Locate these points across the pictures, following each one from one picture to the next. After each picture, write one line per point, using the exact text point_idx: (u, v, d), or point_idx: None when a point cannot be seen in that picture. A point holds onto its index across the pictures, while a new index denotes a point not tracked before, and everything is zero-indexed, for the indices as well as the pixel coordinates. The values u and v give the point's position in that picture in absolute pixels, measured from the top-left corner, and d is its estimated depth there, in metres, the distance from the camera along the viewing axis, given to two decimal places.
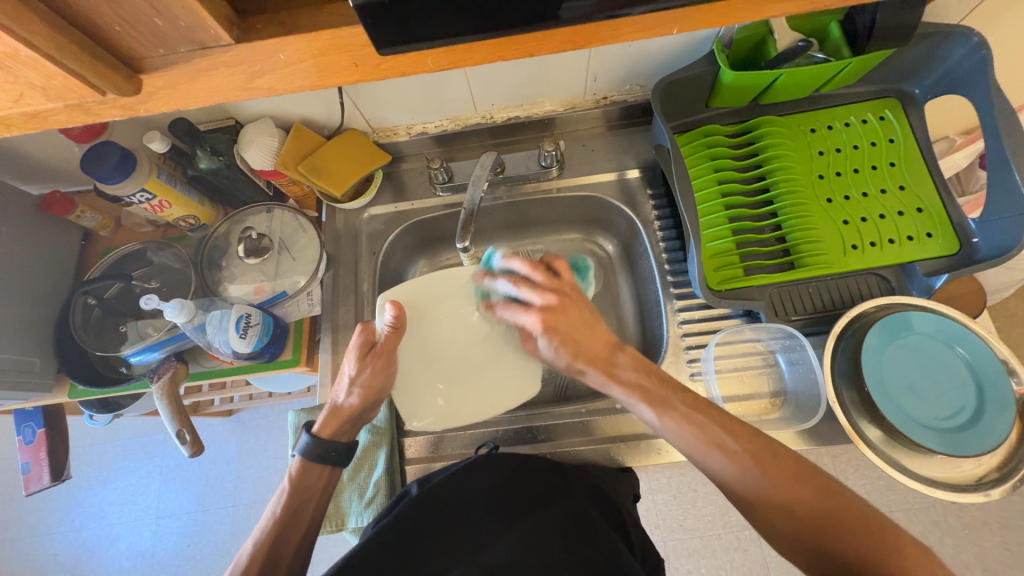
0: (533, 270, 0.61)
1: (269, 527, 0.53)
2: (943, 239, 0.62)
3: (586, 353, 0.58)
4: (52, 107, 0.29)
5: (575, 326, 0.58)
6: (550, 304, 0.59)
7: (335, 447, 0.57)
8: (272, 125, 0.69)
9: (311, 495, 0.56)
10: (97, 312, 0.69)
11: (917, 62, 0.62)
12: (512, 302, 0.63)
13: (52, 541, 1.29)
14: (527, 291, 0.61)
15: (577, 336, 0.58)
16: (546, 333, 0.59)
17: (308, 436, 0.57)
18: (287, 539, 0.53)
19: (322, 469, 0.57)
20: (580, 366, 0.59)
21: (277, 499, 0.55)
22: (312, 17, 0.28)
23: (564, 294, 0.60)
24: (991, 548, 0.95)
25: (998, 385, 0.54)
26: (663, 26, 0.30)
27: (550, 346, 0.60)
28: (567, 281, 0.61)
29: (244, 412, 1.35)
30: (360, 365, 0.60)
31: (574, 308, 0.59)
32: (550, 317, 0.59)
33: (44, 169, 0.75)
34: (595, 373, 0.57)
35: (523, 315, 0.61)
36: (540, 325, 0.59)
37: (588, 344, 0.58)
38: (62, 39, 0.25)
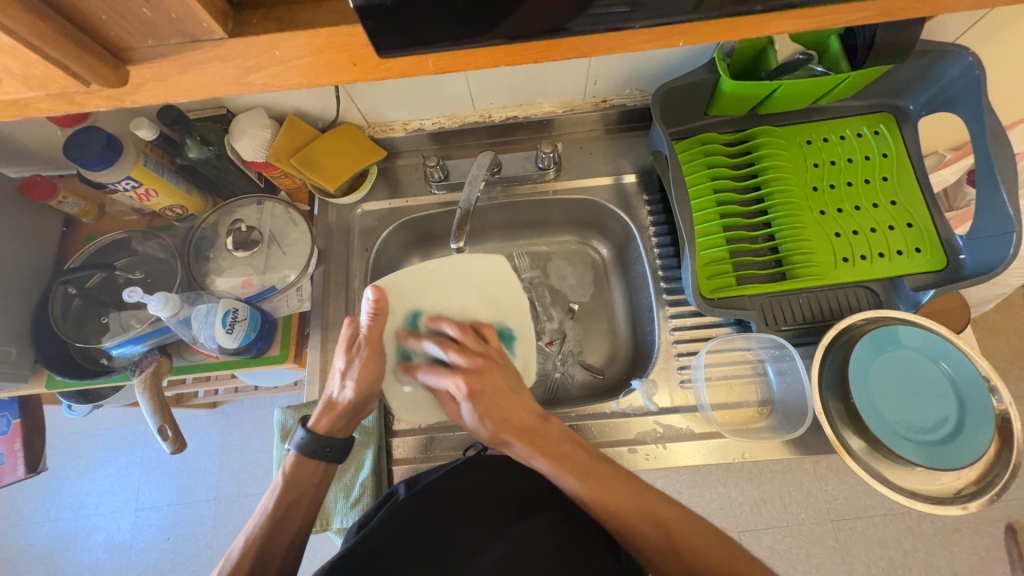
0: (462, 337, 0.61)
1: (261, 523, 0.53)
2: (931, 254, 0.63)
3: (512, 422, 0.56)
4: (33, 96, 0.28)
5: (500, 393, 0.57)
6: (472, 368, 0.58)
7: (330, 444, 0.56)
8: (265, 117, 0.67)
9: (304, 492, 0.56)
10: (77, 302, 0.67)
11: (912, 78, 0.63)
12: (436, 367, 0.59)
13: (26, 531, 1.26)
14: (453, 353, 0.59)
15: (502, 405, 0.56)
16: (470, 400, 0.56)
17: (301, 432, 0.57)
18: (278, 538, 0.53)
19: (316, 464, 0.56)
20: (505, 437, 0.56)
21: (269, 494, 0.55)
22: (311, 12, 0.27)
23: (490, 359, 0.59)
24: (961, 553, 0.97)
25: (979, 400, 0.54)
26: (669, 38, 0.29)
27: (472, 414, 0.56)
28: (492, 350, 0.61)
29: (228, 405, 1.33)
30: (349, 355, 0.60)
31: (499, 373, 0.59)
32: (475, 381, 0.57)
33: (24, 152, 0.73)
34: (520, 446, 0.55)
35: (448, 381, 0.58)
36: (464, 390, 0.56)
37: (511, 412, 0.56)
38: (46, 27, 0.24)
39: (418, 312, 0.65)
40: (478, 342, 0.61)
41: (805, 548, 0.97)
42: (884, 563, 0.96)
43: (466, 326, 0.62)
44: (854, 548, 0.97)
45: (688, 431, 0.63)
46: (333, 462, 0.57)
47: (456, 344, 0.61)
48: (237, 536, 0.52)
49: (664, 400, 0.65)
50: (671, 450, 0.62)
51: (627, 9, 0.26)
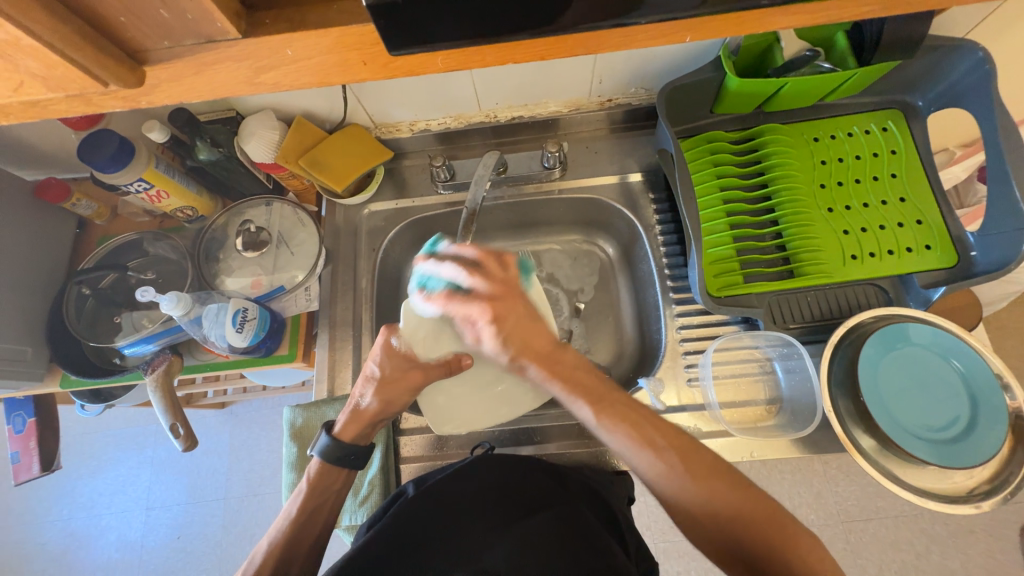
0: (483, 259, 0.59)
1: (285, 528, 0.54)
2: (941, 251, 0.62)
3: (533, 348, 0.57)
4: (52, 98, 0.28)
5: (521, 320, 0.57)
6: (495, 294, 0.58)
7: (355, 450, 0.57)
8: (274, 118, 0.68)
9: (326, 499, 0.56)
10: (91, 302, 0.68)
11: (921, 73, 0.63)
12: (456, 295, 0.58)
13: (40, 530, 1.28)
14: (474, 279, 0.58)
15: (523, 331, 0.57)
16: (492, 323, 0.57)
17: (326, 438, 0.57)
18: (301, 541, 0.54)
19: (341, 471, 0.57)
20: (523, 361, 0.57)
21: (293, 500, 0.56)
22: (321, 13, 0.28)
23: (509, 288, 0.58)
24: (976, 556, 0.96)
25: (992, 399, 0.54)
26: (676, 33, 0.30)
27: (495, 338, 0.57)
28: (512, 276, 0.59)
29: (237, 405, 1.34)
30: (387, 366, 0.59)
31: (519, 301, 0.58)
32: (500, 306, 0.57)
33: (40, 156, 0.74)
34: (537, 369, 0.56)
35: (472, 308, 0.57)
36: (488, 315, 0.57)
37: (533, 338, 0.57)
38: (64, 27, 0.24)
39: (438, 238, 0.61)
40: (500, 266, 0.59)
41: None
42: (896, 565, 0.95)
43: (485, 250, 0.60)
44: (865, 550, 0.96)
45: (696, 430, 0.63)
46: (356, 469, 0.58)
47: (477, 267, 0.59)
48: (261, 540, 0.53)
49: (671, 399, 0.65)
50: None
51: (633, 5, 0.26)
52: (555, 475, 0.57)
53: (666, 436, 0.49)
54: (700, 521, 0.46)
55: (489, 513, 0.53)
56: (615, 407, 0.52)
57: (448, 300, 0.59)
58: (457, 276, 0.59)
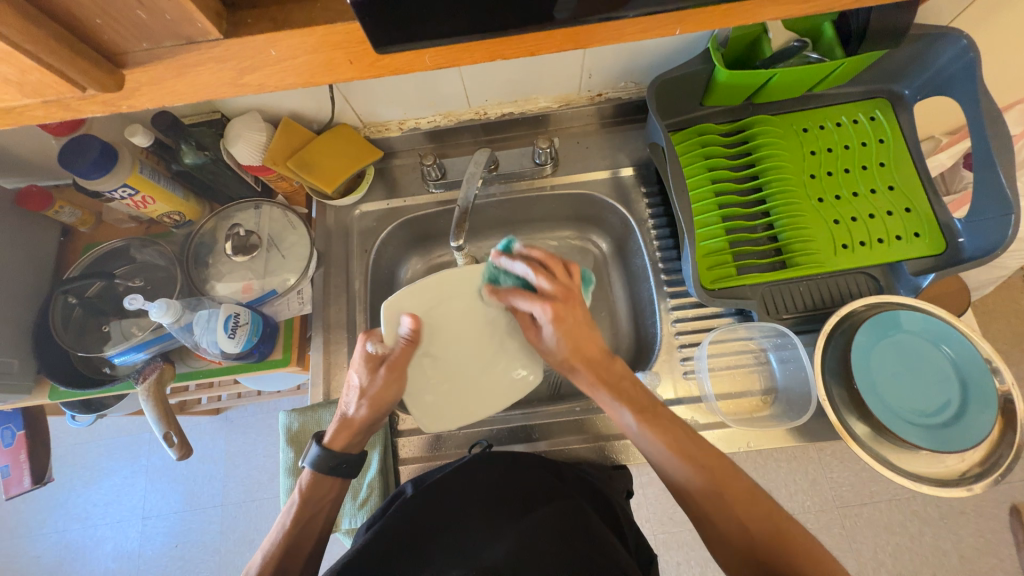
0: (548, 262, 0.60)
1: (280, 539, 0.53)
2: (929, 238, 0.63)
3: (584, 352, 0.58)
4: (28, 103, 0.28)
5: (577, 322, 0.58)
6: (558, 296, 0.58)
7: (346, 459, 0.56)
8: (260, 120, 0.67)
9: (322, 507, 0.56)
10: (78, 311, 0.67)
11: (908, 62, 0.63)
12: (523, 292, 0.59)
13: (34, 543, 1.26)
14: (540, 279, 0.58)
15: (579, 335, 0.58)
16: (551, 324, 0.58)
17: (316, 449, 0.57)
18: (297, 550, 0.53)
19: (333, 480, 0.57)
20: (573, 364, 0.59)
21: (286, 512, 0.55)
22: (305, 12, 0.27)
23: (571, 294, 0.59)
24: (968, 536, 0.98)
25: (981, 382, 0.55)
26: (667, 26, 0.29)
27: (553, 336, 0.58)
28: (575, 284, 0.60)
29: (232, 411, 1.33)
30: (369, 374, 0.58)
31: (579, 308, 0.59)
32: (562, 309, 0.57)
33: (19, 163, 0.73)
34: (587, 374, 0.58)
35: (532, 305, 0.58)
36: (549, 315, 0.57)
37: (586, 342, 0.58)
38: (38, 30, 0.23)
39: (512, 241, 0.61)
40: (565, 273, 0.60)
41: (811, 535, 0.98)
42: (890, 547, 0.97)
43: (552, 257, 0.59)
44: (860, 534, 0.97)
45: (693, 422, 0.63)
46: (349, 478, 0.57)
47: (543, 267, 0.60)
48: (256, 552, 0.53)
49: (668, 392, 0.65)
50: None
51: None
52: (553, 471, 0.58)
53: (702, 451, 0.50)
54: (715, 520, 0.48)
55: (486, 511, 0.53)
56: (660, 421, 0.53)
57: (509, 295, 0.61)
58: (526, 275, 0.59)
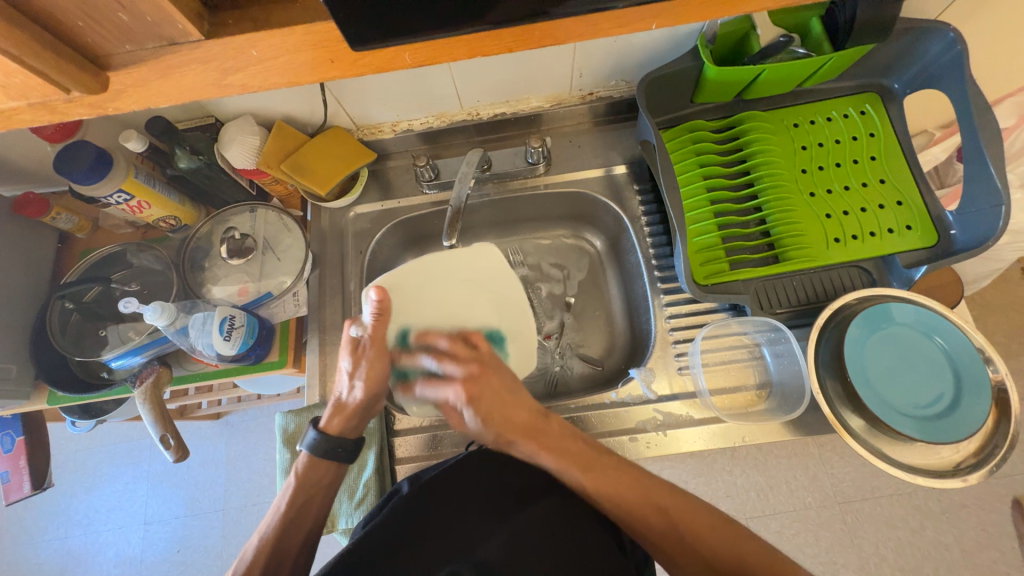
0: (451, 347, 0.59)
1: (273, 525, 0.53)
2: (922, 231, 0.63)
3: (515, 423, 0.55)
4: (16, 106, 0.28)
5: (497, 394, 0.56)
6: (468, 374, 0.56)
7: (341, 444, 0.57)
8: (254, 123, 0.68)
9: (313, 496, 0.55)
10: (75, 316, 0.67)
11: (896, 56, 0.63)
12: (431, 379, 0.58)
13: (37, 550, 1.26)
14: (443, 361, 0.58)
15: (501, 407, 0.55)
16: (468, 405, 0.55)
17: (313, 433, 0.57)
18: (289, 541, 0.53)
19: (329, 465, 0.56)
20: (509, 438, 0.55)
21: (284, 493, 0.55)
22: (287, 12, 0.28)
23: (481, 364, 0.57)
24: (969, 529, 0.97)
25: (974, 372, 0.55)
26: (643, 21, 0.30)
27: (475, 419, 0.55)
28: (483, 352, 0.59)
29: (232, 415, 1.33)
30: (357, 356, 0.58)
31: (495, 376, 0.57)
32: (473, 386, 0.55)
33: (16, 170, 0.73)
34: (525, 443, 0.54)
35: (445, 391, 0.56)
36: (464, 397, 0.55)
37: (510, 414, 0.55)
38: (22, 34, 0.24)
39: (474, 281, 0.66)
40: (467, 346, 0.59)
41: (813, 531, 0.97)
42: (892, 542, 0.97)
43: (451, 336, 0.60)
44: (862, 529, 0.97)
45: (688, 418, 0.63)
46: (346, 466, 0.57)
47: (445, 352, 0.59)
48: (250, 538, 0.52)
49: (663, 388, 0.65)
50: (672, 437, 0.63)
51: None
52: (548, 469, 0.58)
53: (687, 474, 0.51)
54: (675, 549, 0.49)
55: (482, 504, 0.53)
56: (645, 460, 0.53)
57: (421, 385, 0.58)
58: (431, 363, 0.59)
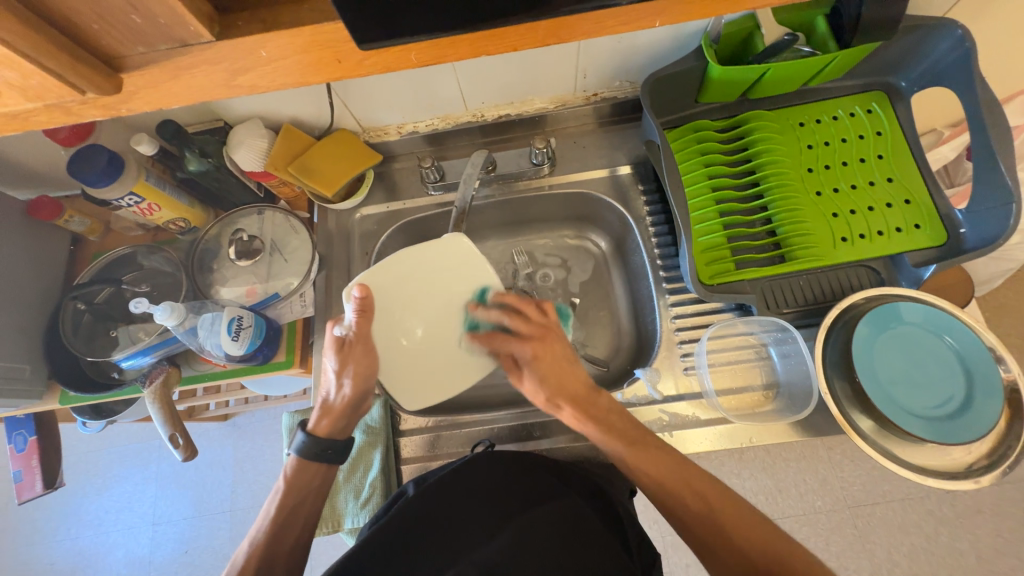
0: (523, 307, 0.62)
1: (266, 527, 0.55)
2: (931, 229, 0.62)
3: (568, 390, 0.58)
4: (32, 108, 0.29)
5: (557, 361, 0.60)
6: (535, 335, 0.61)
7: (330, 445, 0.57)
8: (262, 127, 0.69)
9: (306, 496, 0.57)
10: (87, 317, 0.68)
11: (903, 53, 0.63)
12: (496, 335, 0.62)
13: (48, 550, 1.27)
14: (515, 322, 0.61)
15: (559, 372, 0.59)
16: (533, 364, 0.60)
17: (302, 436, 0.58)
18: (280, 541, 0.54)
19: (317, 467, 0.57)
20: (559, 402, 0.59)
21: (273, 498, 0.56)
22: (292, 13, 0.28)
23: (550, 331, 0.61)
24: (984, 535, 0.96)
25: (985, 371, 0.54)
26: (645, 18, 0.30)
27: (532, 378, 0.60)
28: (552, 319, 0.63)
29: (240, 417, 1.34)
30: (341, 355, 0.59)
31: (558, 342, 0.61)
32: (540, 347, 0.60)
33: (31, 174, 0.75)
34: (573, 412, 0.58)
35: (513, 346, 0.61)
36: (529, 355, 0.60)
37: (567, 379, 0.59)
38: (37, 36, 0.25)
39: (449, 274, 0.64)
40: (540, 312, 0.62)
41: (824, 535, 0.96)
42: (905, 547, 0.95)
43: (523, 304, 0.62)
44: (874, 534, 0.96)
45: (694, 418, 0.63)
46: (335, 463, 0.58)
47: (517, 311, 0.63)
48: (242, 542, 0.54)
49: (669, 389, 0.65)
50: (678, 437, 0.62)
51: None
52: (554, 470, 0.57)
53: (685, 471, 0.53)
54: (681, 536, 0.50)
55: (487, 504, 0.53)
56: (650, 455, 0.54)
57: (488, 339, 0.63)
58: (500, 321, 0.62)
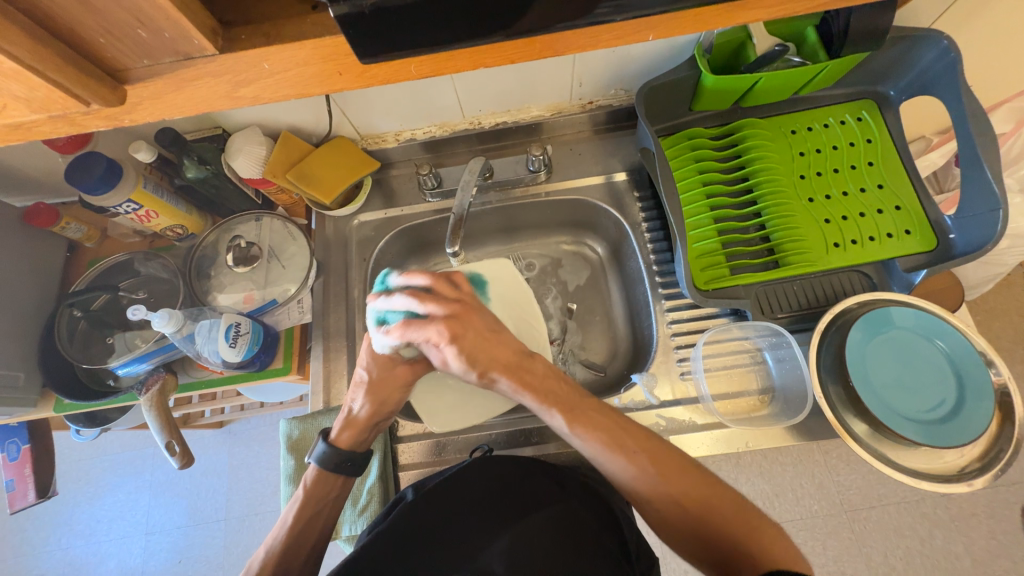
0: (433, 283, 0.59)
1: (281, 537, 0.55)
2: (920, 235, 0.63)
3: (499, 360, 0.57)
4: (36, 119, 0.29)
5: (478, 334, 0.57)
6: (451, 313, 0.57)
7: (349, 457, 0.58)
8: (260, 134, 0.69)
9: (325, 506, 0.57)
10: (83, 324, 0.68)
11: (891, 63, 0.64)
12: (414, 322, 0.56)
13: (38, 561, 1.26)
14: (427, 303, 0.57)
15: (484, 347, 0.57)
16: (451, 343, 0.56)
17: (321, 446, 0.58)
18: (297, 550, 0.55)
19: (336, 479, 0.58)
20: (493, 375, 0.57)
21: (291, 506, 0.57)
22: (295, 28, 0.29)
23: (464, 304, 0.59)
24: (979, 538, 0.96)
25: (976, 375, 0.55)
26: (639, 32, 0.31)
27: (460, 358, 0.56)
28: (465, 291, 0.60)
29: (235, 424, 1.34)
30: (375, 369, 0.60)
31: (475, 314, 0.58)
32: (456, 324, 0.56)
33: (27, 181, 0.75)
34: (508, 381, 0.56)
35: (427, 331, 0.56)
36: (446, 336, 0.55)
37: (496, 352, 0.57)
38: (43, 49, 0.25)
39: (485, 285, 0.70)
40: (451, 284, 0.60)
41: (821, 539, 0.97)
42: (901, 551, 0.95)
43: (436, 275, 0.60)
44: (870, 538, 0.96)
45: (691, 422, 0.63)
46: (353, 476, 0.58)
47: (428, 291, 0.58)
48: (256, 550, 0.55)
49: (666, 394, 0.65)
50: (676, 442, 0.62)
51: (605, 6, 0.28)
52: (549, 473, 0.57)
53: (637, 440, 0.51)
54: (675, 525, 0.48)
55: (484, 510, 0.54)
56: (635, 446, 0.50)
57: (410, 327, 0.56)
58: (411, 304, 0.57)
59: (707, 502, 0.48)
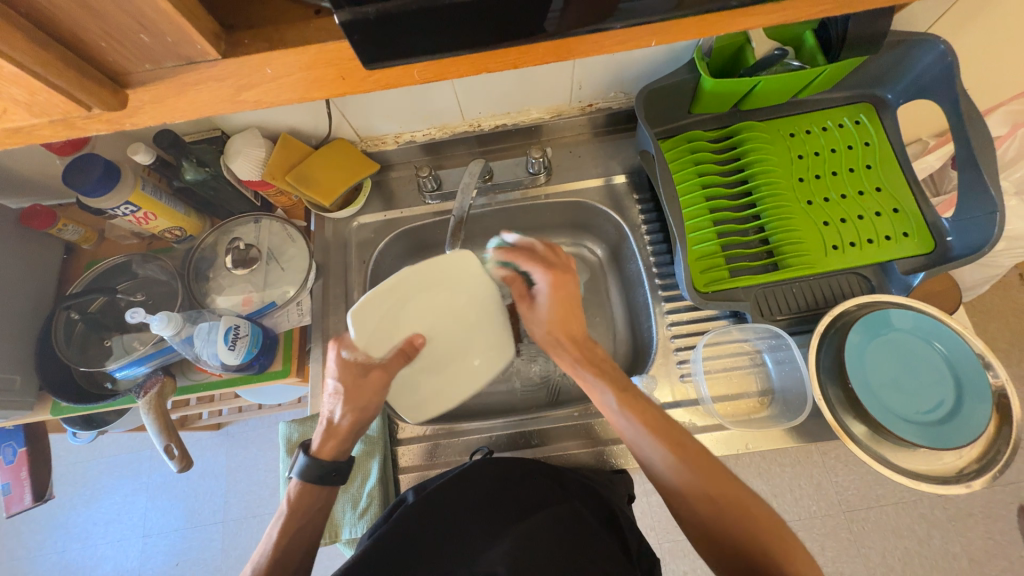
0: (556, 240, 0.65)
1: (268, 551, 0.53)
2: (918, 238, 0.64)
3: (571, 325, 0.61)
4: (36, 123, 0.29)
5: (569, 294, 0.62)
6: (557, 265, 0.63)
7: (336, 469, 0.57)
8: (259, 136, 0.69)
9: (310, 518, 0.56)
10: (80, 326, 0.68)
11: (889, 67, 0.65)
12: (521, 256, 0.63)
13: (34, 564, 1.25)
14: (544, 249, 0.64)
15: (571, 303, 0.62)
16: (550, 289, 0.62)
17: (302, 459, 0.56)
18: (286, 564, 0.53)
19: (318, 491, 0.56)
20: (557, 336, 0.62)
21: (273, 524, 0.55)
22: (298, 33, 0.29)
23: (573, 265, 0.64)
24: (975, 538, 0.96)
25: (976, 376, 0.55)
26: (641, 39, 0.31)
27: (545, 301, 0.62)
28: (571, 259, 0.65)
29: (233, 425, 1.33)
30: (347, 379, 0.57)
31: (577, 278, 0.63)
32: (560, 278, 0.62)
33: (24, 183, 0.74)
34: (570, 347, 0.61)
35: (533, 270, 0.62)
36: (546, 279, 0.62)
37: (575, 315, 0.62)
38: (44, 53, 0.25)
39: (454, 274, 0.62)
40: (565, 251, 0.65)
41: (819, 540, 0.97)
42: (899, 552, 0.96)
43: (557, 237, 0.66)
44: (868, 538, 0.97)
45: (691, 425, 0.63)
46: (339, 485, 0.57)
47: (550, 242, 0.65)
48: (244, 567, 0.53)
49: (666, 396, 0.65)
50: None
51: (607, 11, 0.28)
52: (550, 475, 0.58)
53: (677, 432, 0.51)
54: (707, 526, 0.47)
55: (488, 508, 0.54)
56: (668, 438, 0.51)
57: (511, 253, 0.63)
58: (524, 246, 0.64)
59: (740, 505, 0.47)
